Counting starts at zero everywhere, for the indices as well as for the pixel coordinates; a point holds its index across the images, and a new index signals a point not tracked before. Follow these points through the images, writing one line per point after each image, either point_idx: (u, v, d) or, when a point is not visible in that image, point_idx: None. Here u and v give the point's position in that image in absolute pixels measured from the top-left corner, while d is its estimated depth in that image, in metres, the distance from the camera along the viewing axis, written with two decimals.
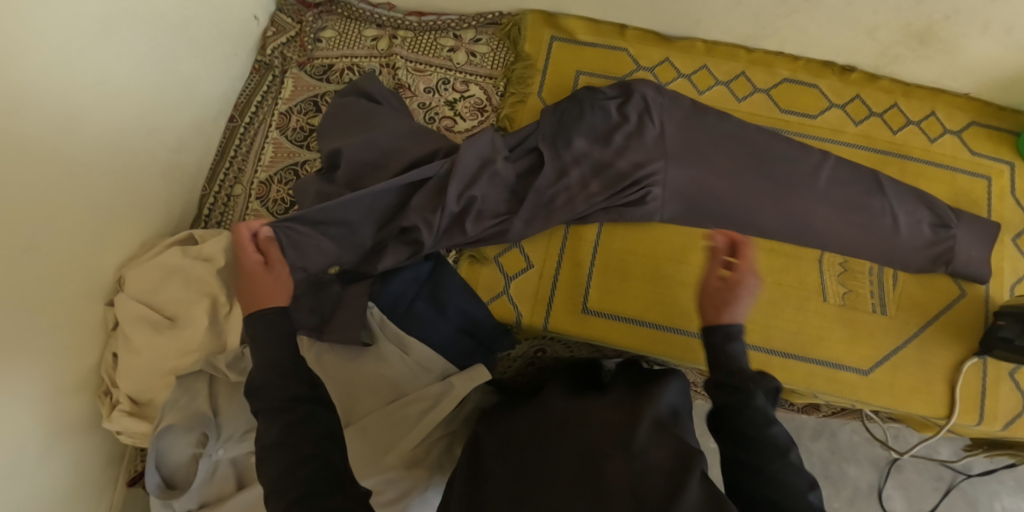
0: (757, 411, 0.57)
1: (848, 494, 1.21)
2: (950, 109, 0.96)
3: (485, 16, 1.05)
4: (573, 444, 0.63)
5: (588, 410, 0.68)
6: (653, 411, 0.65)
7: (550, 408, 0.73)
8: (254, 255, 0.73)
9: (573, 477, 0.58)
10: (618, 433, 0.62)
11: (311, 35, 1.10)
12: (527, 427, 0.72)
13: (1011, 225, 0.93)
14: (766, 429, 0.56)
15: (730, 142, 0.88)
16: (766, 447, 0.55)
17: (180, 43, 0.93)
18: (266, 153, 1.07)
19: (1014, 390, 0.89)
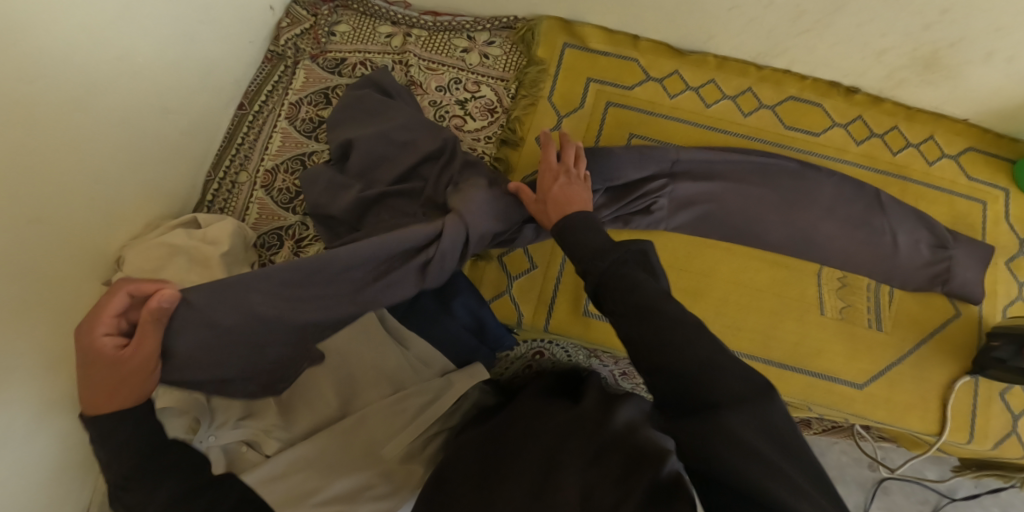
0: (624, 278, 0.57)
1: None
2: (950, 134, 0.98)
3: (501, 19, 1.06)
4: (540, 449, 0.68)
5: (555, 418, 0.73)
6: (617, 421, 0.71)
7: (515, 413, 0.77)
8: (107, 340, 0.61)
9: (536, 477, 0.63)
10: (577, 447, 0.66)
11: (325, 29, 1.11)
12: (493, 428, 0.76)
13: (1005, 249, 0.95)
14: (640, 297, 0.55)
15: (730, 162, 0.90)
16: (641, 320, 0.54)
17: (198, 27, 0.93)
18: (274, 142, 1.05)
19: (1005, 410, 0.91)
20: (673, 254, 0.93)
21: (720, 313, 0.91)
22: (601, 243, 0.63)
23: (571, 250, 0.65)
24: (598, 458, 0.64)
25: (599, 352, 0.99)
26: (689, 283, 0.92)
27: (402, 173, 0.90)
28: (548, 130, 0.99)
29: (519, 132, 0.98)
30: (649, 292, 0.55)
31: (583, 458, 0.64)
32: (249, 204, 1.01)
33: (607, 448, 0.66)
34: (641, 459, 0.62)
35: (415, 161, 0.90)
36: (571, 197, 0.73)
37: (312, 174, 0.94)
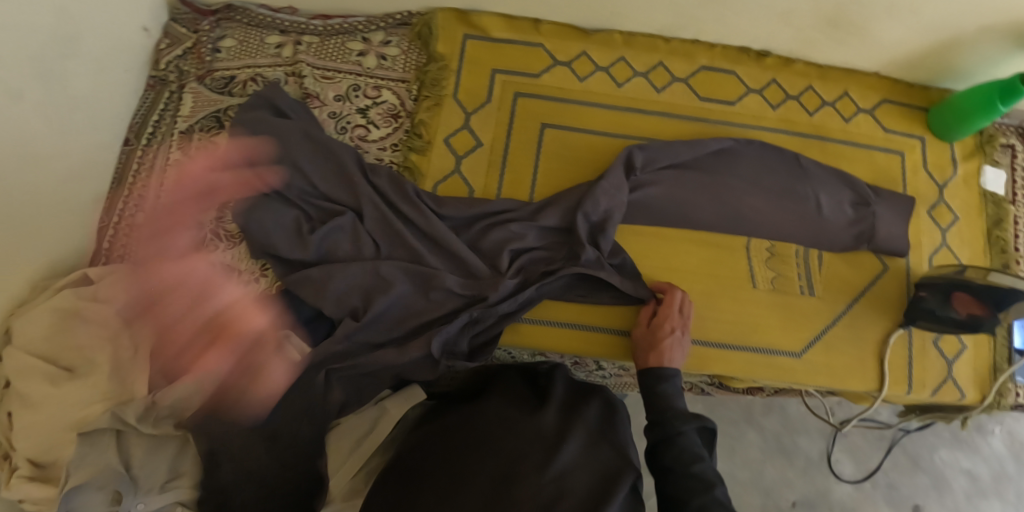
0: (688, 449, 0.67)
1: (800, 463, 1.25)
2: (863, 89, 0.98)
3: (394, 16, 1.00)
4: (504, 446, 0.63)
5: (527, 415, 0.69)
6: (587, 433, 0.67)
7: (483, 404, 0.73)
8: None
9: (499, 482, 0.58)
10: (538, 449, 0.62)
11: (209, 46, 1.02)
12: (457, 417, 0.72)
13: (926, 198, 0.96)
14: (694, 468, 0.65)
15: (667, 152, 0.90)
16: (696, 484, 0.63)
17: (60, 62, 0.83)
18: (167, 177, 0.96)
19: (940, 357, 0.91)
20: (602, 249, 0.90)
21: None
22: (678, 406, 0.72)
23: (644, 389, 0.76)
24: (567, 471, 0.60)
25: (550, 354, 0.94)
26: None
27: (315, 209, 0.88)
28: (456, 130, 0.93)
29: (425, 137, 0.92)
30: (706, 468, 0.65)
31: (543, 464, 0.60)
32: (149, 248, 0.93)
33: (572, 455, 0.63)
34: (613, 485, 0.60)
35: (327, 193, 0.88)
36: (677, 358, 0.78)
37: (251, 210, 0.85)
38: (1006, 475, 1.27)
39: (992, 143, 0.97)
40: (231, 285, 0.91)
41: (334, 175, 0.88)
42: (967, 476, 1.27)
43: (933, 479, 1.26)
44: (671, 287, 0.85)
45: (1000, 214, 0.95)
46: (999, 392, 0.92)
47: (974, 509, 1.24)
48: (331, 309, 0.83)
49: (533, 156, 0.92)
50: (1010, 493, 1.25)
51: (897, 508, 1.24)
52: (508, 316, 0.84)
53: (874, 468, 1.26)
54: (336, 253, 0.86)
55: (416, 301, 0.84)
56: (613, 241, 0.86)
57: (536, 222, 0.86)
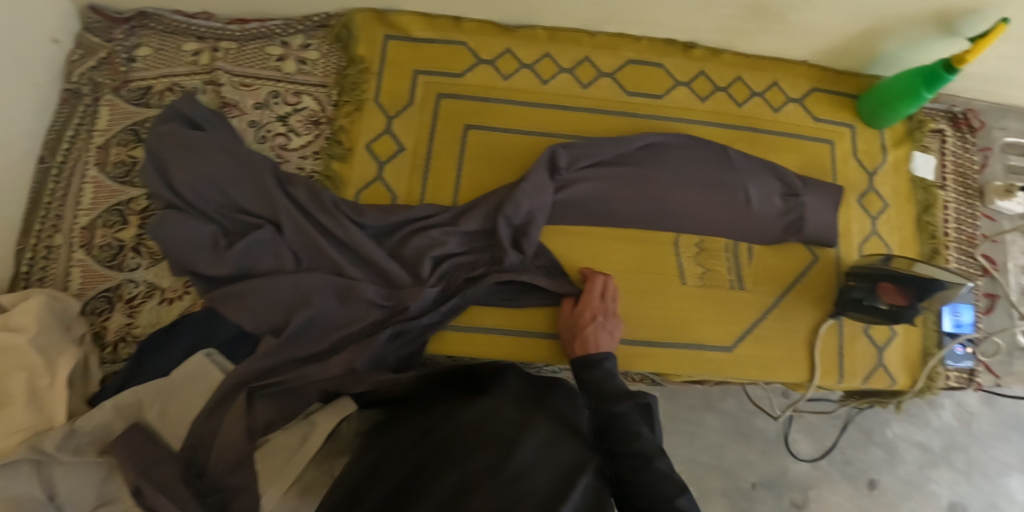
0: (628, 425, 0.66)
1: (758, 444, 1.25)
2: (793, 78, 0.97)
3: (312, 18, 0.96)
4: (458, 450, 0.61)
5: (482, 412, 0.66)
6: (546, 426, 0.65)
7: (433, 412, 0.71)
8: None
9: (453, 489, 0.56)
10: (494, 447, 0.60)
11: (124, 56, 0.98)
12: (407, 429, 0.70)
13: (856, 186, 0.96)
14: (636, 446, 0.64)
15: (589, 148, 0.87)
16: (638, 461, 0.63)
17: None
18: (85, 194, 0.93)
19: (870, 345, 0.92)
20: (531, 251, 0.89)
21: None
22: (611, 388, 0.72)
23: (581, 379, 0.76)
24: (526, 466, 0.58)
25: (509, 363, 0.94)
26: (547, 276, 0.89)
27: (233, 223, 0.86)
28: (377, 135, 0.91)
29: (346, 144, 0.90)
30: (646, 444, 0.64)
31: (499, 463, 0.58)
32: (70, 269, 0.91)
33: (528, 449, 0.61)
34: (574, 477, 0.58)
35: (243, 207, 0.86)
36: (604, 344, 0.79)
37: (165, 227, 0.83)
38: (956, 444, 1.28)
39: (921, 129, 0.97)
40: (152, 302, 0.89)
41: (248, 183, 0.86)
42: (920, 447, 1.28)
43: (886, 452, 1.27)
44: (593, 272, 0.86)
45: (928, 199, 0.96)
46: (929, 377, 0.92)
47: (925, 478, 1.26)
48: (253, 326, 0.82)
49: (457, 158, 0.90)
50: (960, 460, 1.27)
51: (853, 483, 1.25)
52: (434, 323, 0.83)
53: (830, 446, 1.27)
54: (257, 266, 0.84)
55: (341, 315, 0.83)
56: (538, 243, 0.85)
57: (457, 227, 0.84)
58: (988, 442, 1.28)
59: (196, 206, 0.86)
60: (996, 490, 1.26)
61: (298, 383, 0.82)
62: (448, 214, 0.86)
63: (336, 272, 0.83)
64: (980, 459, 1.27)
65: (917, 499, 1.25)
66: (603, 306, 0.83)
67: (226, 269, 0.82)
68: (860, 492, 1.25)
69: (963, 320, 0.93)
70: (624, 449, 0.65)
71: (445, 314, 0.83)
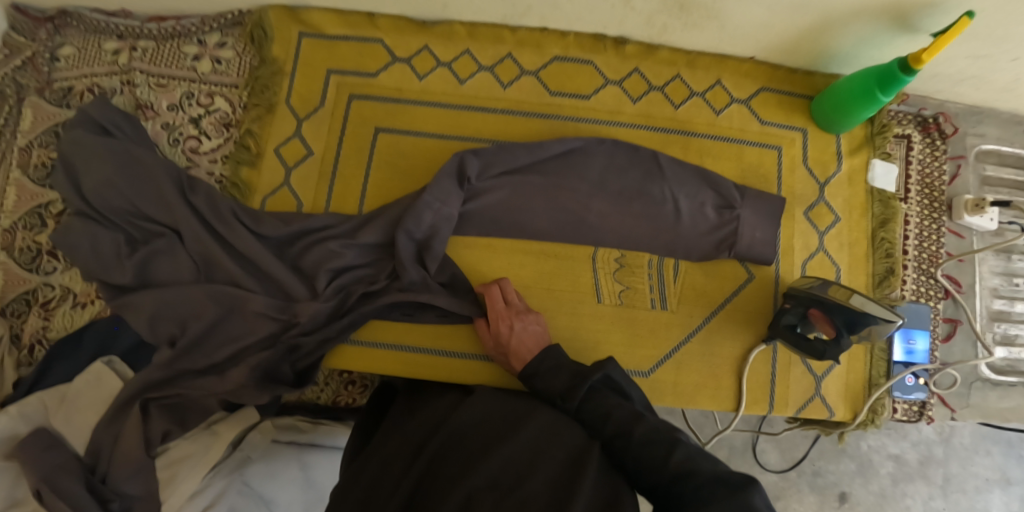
0: (596, 408, 0.63)
1: (721, 454, 1.12)
2: (737, 77, 0.89)
3: (226, 15, 0.93)
4: (447, 468, 0.53)
5: (464, 414, 0.60)
6: (535, 418, 0.58)
7: (412, 421, 0.65)
8: None
9: (450, 511, 0.48)
10: (492, 453, 0.53)
11: (46, 55, 0.97)
12: (387, 440, 0.63)
13: (803, 198, 0.87)
14: (613, 425, 0.60)
15: (502, 157, 0.81)
16: (622, 441, 0.58)
17: None
18: (8, 197, 0.94)
19: (807, 373, 0.84)
20: None
21: None
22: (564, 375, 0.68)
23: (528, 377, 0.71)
24: (524, 469, 0.52)
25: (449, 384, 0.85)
26: None
27: (141, 231, 0.84)
28: (286, 139, 0.88)
29: (255, 150, 0.88)
30: (618, 420, 0.60)
31: (500, 473, 0.51)
32: None
33: (527, 449, 0.54)
34: (574, 467, 0.52)
35: (150, 216, 0.83)
36: (535, 343, 0.74)
37: (69, 237, 0.82)
38: (934, 458, 1.12)
39: (884, 135, 0.87)
40: (66, 306, 0.90)
41: (152, 193, 0.83)
42: (894, 461, 1.12)
43: (857, 465, 1.13)
44: (487, 285, 0.81)
45: (886, 214, 0.86)
46: (872, 409, 0.85)
47: (900, 495, 1.11)
48: (149, 335, 0.81)
49: (365, 165, 0.86)
50: (937, 475, 1.12)
51: (822, 495, 1.12)
52: (331, 341, 0.80)
53: (801, 458, 1.12)
54: (159, 275, 0.82)
55: (240, 327, 0.80)
56: (441, 257, 0.81)
57: (356, 239, 0.81)
58: (969, 456, 1.13)
59: (105, 213, 0.84)
60: (975, 508, 1.12)
61: (193, 395, 0.80)
62: (350, 225, 0.82)
63: (233, 285, 0.80)
64: (959, 474, 1.12)
65: None
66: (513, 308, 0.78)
67: (125, 279, 0.81)
68: (827, 507, 1.11)
69: (917, 348, 0.84)
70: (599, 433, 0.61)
71: (341, 332, 0.80)
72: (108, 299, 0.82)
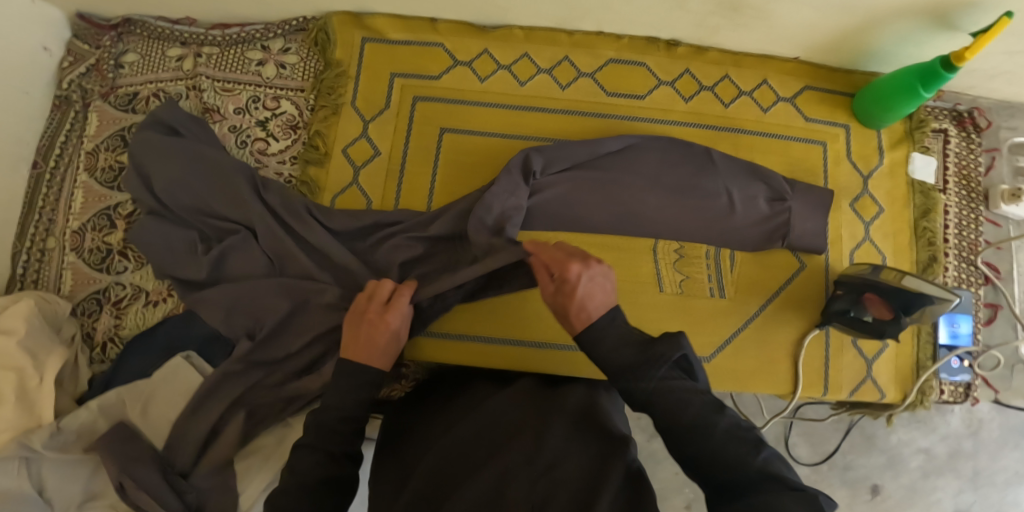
0: (673, 394, 0.55)
1: None
2: (782, 76, 0.94)
3: (290, 22, 0.96)
4: (472, 458, 0.58)
5: (503, 407, 0.65)
6: (568, 414, 0.63)
7: (455, 408, 0.70)
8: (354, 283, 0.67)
9: (484, 485, 0.53)
10: (527, 439, 0.58)
11: (111, 62, 1.00)
12: (433, 424, 0.69)
13: (848, 191, 0.92)
14: (691, 416, 0.54)
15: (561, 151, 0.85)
16: (699, 434, 0.53)
17: None
18: (76, 199, 0.97)
19: (858, 356, 0.88)
20: None
21: None
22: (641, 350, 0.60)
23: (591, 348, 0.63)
24: (545, 464, 0.54)
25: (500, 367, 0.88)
26: None
27: (216, 230, 0.86)
28: (353, 140, 0.91)
29: (323, 149, 0.91)
30: (700, 408, 0.54)
31: (534, 455, 0.55)
32: (62, 271, 0.94)
33: (561, 440, 0.58)
34: (591, 480, 0.53)
35: (225, 215, 0.86)
36: (600, 295, 0.65)
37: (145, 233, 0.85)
38: (963, 452, 1.14)
39: (922, 129, 0.92)
40: (138, 305, 0.92)
41: (222, 190, 0.86)
42: (924, 454, 1.15)
43: (888, 458, 1.15)
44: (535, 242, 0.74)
45: (927, 204, 0.91)
46: (922, 391, 0.89)
47: (931, 488, 1.14)
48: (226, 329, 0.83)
49: (431, 163, 0.90)
50: (967, 468, 1.14)
51: (853, 489, 1.15)
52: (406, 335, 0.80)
53: (831, 451, 1.16)
54: (232, 271, 0.85)
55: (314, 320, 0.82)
56: None
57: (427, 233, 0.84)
58: (998, 449, 1.15)
59: (178, 213, 0.87)
60: (1007, 502, 1.13)
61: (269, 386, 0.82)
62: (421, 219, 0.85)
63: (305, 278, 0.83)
64: (988, 468, 1.14)
65: (918, 507, 1.14)
66: (387, 311, 0.71)
67: (200, 274, 0.84)
68: (860, 499, 1.14)
69: (961, 331, 0.89)
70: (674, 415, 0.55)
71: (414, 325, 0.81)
72: (182, 295, 0.85)
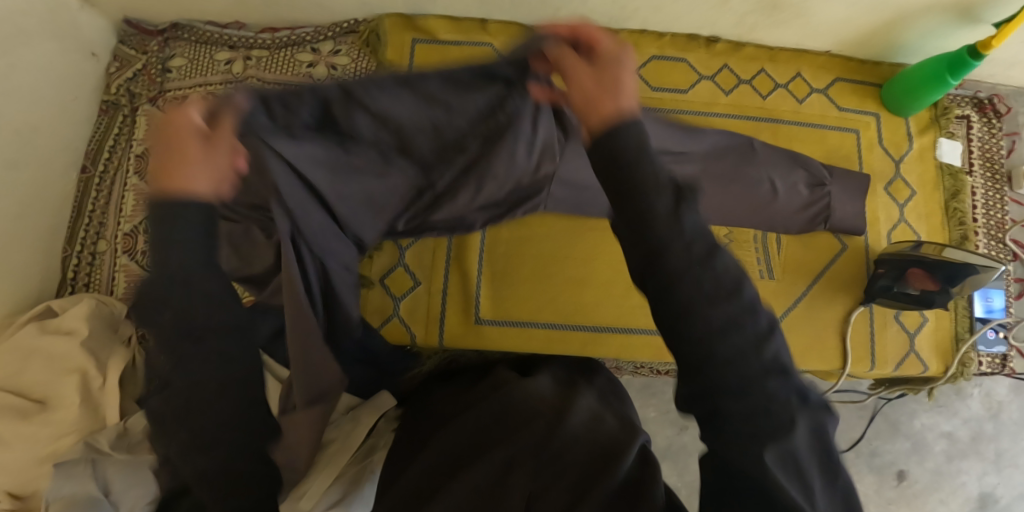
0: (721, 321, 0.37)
1: None
2: (815, 69, 0.99)
3: (341, 24, 0.98)
4: (468, 451, 0.55)
5: (520, 391, 0.61)
6: (584, 407, 0.59)
7: (472, 390, 0.66)
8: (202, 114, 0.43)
9: (488, 474, 0.52)
10: (543, 422, 0.56)
11: (158, 66, 1.00)
12: (446, 406, 0.65)
13: (882, 175, 0.97)
14: (735, 367, 0.37)
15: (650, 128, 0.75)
16: (737, 390, 0.37)
17: (17, 100, 0.83)
18: (127, 203, 0.97)
19: (901, 331, 0.92)
20: (559, 248, 0.91)
21: (611, 291, 0.91)
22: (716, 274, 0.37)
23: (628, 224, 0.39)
24: (551, 454, 0.53)
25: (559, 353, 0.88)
26: (571, 270, 0.91)
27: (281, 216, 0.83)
28: None
29: None
30: (752, 349, 0.37)
31: (545, 442, 0.54)
32: (115, 274, 0.94)
33: (577, 429, 0.55)
34: (580, 485, 0.50)
35: None
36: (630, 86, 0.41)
37: None
38: (985, 434, 1.17)
39: (948, 116, 0.97)
40: None
41: None
42: (947, 438, 1.18)
43: (913, 443, 1.18)
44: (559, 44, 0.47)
45: (956, 186, 0.97)
46: (962, 362, 0.93)
47: (955, 471, 1.17)
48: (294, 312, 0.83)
49: None
50: (990, 450, 1.17)
51: (881, 474, 1.17)
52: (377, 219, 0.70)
53: (857, 437, 1.17)
54: None
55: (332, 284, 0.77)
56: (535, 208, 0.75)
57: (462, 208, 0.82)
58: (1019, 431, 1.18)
59: None
60: None
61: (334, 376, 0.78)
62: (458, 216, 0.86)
63: None
64: (1011, 449, 1.17)
65: (944, 491, 1.16)
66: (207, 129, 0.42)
67: None
68: (888, 485, 1.16)
69: (995, 305, 0.94)
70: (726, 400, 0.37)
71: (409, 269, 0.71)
72: None
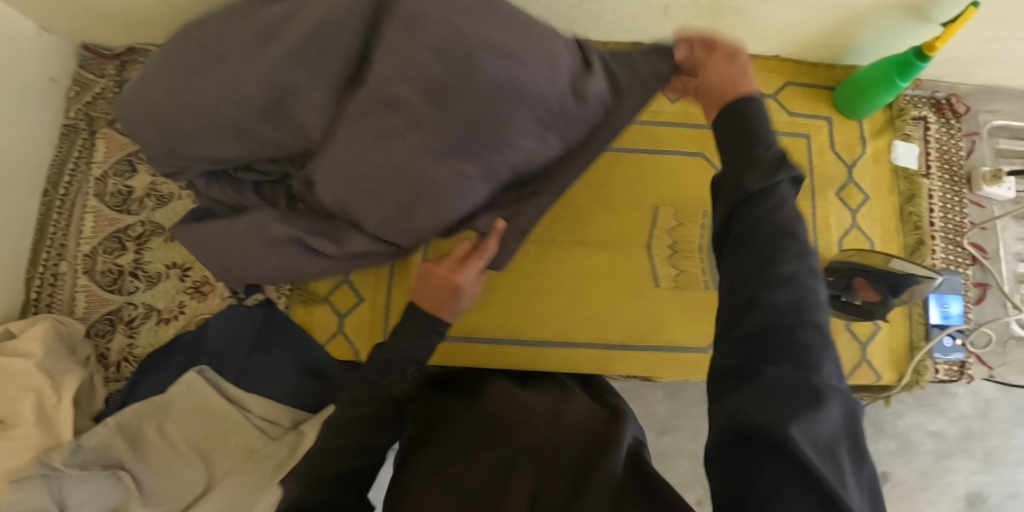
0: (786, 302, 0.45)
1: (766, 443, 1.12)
2: (765, 74, 0.97)
3: None
4: (471, 452, 0.57)
5: (524, 398, 0.67)
6: (579, 407, 0.64)
7: (475, 398, 0.70)
8: None
9: (494, 472, 0.53)
10: (541, 425, 0.58)
11: (115, 90, 1.03)
12: (448, 409, 0.69)
13: (834, 180, 0.95)
14: (797, 348, 0.44)
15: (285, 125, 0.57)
16: (794, 366, 0.44)
17: None
18: (87, 223, 0.99)
19: (852, 340, 0.90)
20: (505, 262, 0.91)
21: (561, 303, 0.90)
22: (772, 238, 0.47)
23: (724, 186, 0.52)
24: (550, 454, 0.53)
25: (514, 368, 0.88)
26: (518, 282, 0.90)
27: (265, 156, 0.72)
28: None
29: None
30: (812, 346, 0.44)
31: (543, 443, 0.55)
32: (76, 294, 0.97)
33: (571, 429, 0.57)
34: (581, 479, 0.50)
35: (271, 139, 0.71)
36: None
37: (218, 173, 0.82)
38: (973, 433, 1.11)
39: (903, 118, 0.95)
40: (150, 323, 0.96)
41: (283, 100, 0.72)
42: (935, 437, 1.11)
43: (899, 443, 1.11)
44: None
45: (912, 189, 0.94)
46: (916, 371, 0.91)
47: (943, 471, 1.11)
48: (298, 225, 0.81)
49: None
50: (979, 448, 1.11)
51: None
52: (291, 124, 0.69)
53: None
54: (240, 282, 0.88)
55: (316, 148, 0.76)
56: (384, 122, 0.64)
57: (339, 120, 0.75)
58: (1008, 430, 1.12)
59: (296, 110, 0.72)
60: (1017, 481, 1.11)
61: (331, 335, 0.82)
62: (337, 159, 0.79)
63: None
64: (1000, 447, 1.11)
65: (933, 491, 1.11)
66: None
67: None
68: None
69: (952, 310, 0.92)
70: (770, 369, 0.44)
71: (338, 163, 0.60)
72: None
